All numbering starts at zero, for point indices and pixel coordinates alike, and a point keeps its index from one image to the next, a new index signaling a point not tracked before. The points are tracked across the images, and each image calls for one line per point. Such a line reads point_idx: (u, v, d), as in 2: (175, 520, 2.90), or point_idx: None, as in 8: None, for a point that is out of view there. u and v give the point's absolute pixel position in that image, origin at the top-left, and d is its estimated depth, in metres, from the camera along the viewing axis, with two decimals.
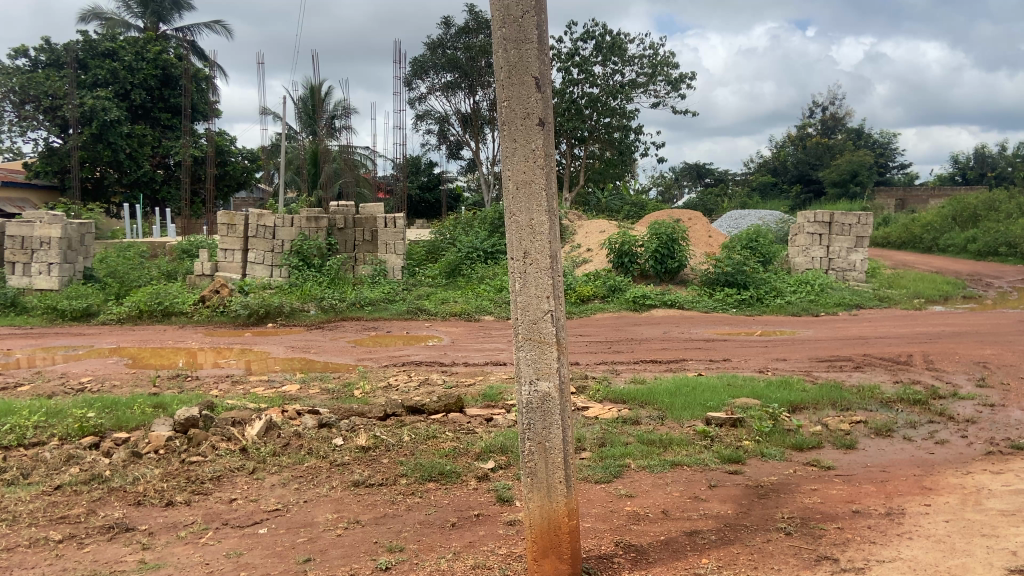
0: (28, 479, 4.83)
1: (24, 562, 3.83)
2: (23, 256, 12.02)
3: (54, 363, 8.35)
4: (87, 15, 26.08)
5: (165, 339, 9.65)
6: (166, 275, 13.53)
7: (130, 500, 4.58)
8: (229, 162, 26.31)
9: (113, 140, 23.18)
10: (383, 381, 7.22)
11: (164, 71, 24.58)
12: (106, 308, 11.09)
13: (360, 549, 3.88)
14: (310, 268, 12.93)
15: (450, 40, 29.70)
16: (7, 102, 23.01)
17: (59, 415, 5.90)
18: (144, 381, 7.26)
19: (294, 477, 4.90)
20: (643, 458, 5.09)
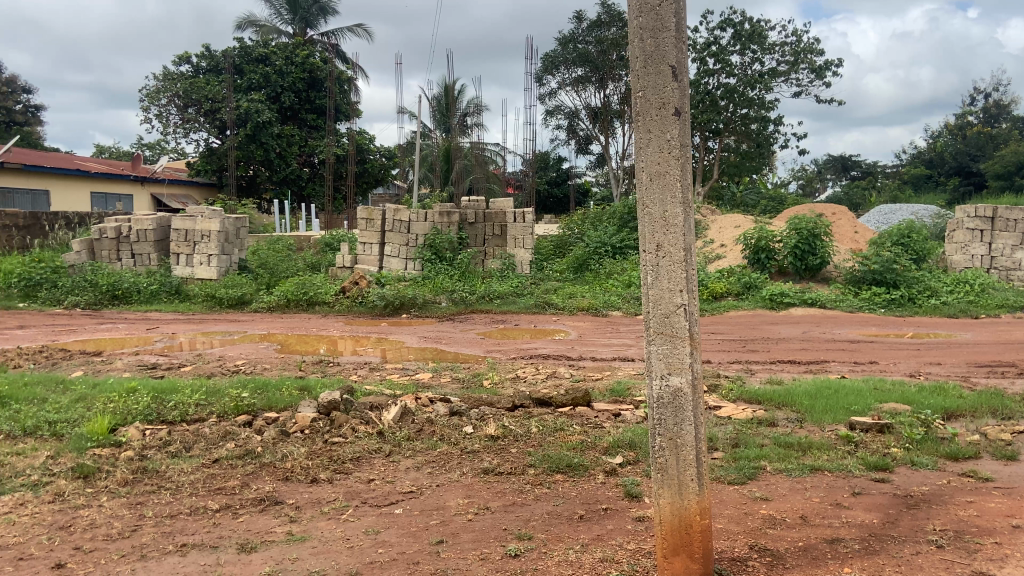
0: (189, 452, 5.27)
1: (186, 528, 4.18)
2: (185, 248, 13.05)
3: (210, 347, 9.04)
4: (243, 23, 27.99)
5: (309, 327, 10.24)
6: (310, 266, 14.30)
7: (278, 475, 4.89)
8: (368, 160, 27.49)
9: (264, 140, 24.85)
10: (511, 373, 7.32)
11: (311, 74, 25.99)
12: (257, 297, 11.88)
13: (490, 535, 3.96)
14: (442, 262, 13.30)
15: (582, 35, 29.65)
16: (173, 105, 25.36)
17: (215, 394, 6.40)
18: (291, 366, 7.75)
19: (427, 462, 5.07)
20: (780, 461, 4.89)
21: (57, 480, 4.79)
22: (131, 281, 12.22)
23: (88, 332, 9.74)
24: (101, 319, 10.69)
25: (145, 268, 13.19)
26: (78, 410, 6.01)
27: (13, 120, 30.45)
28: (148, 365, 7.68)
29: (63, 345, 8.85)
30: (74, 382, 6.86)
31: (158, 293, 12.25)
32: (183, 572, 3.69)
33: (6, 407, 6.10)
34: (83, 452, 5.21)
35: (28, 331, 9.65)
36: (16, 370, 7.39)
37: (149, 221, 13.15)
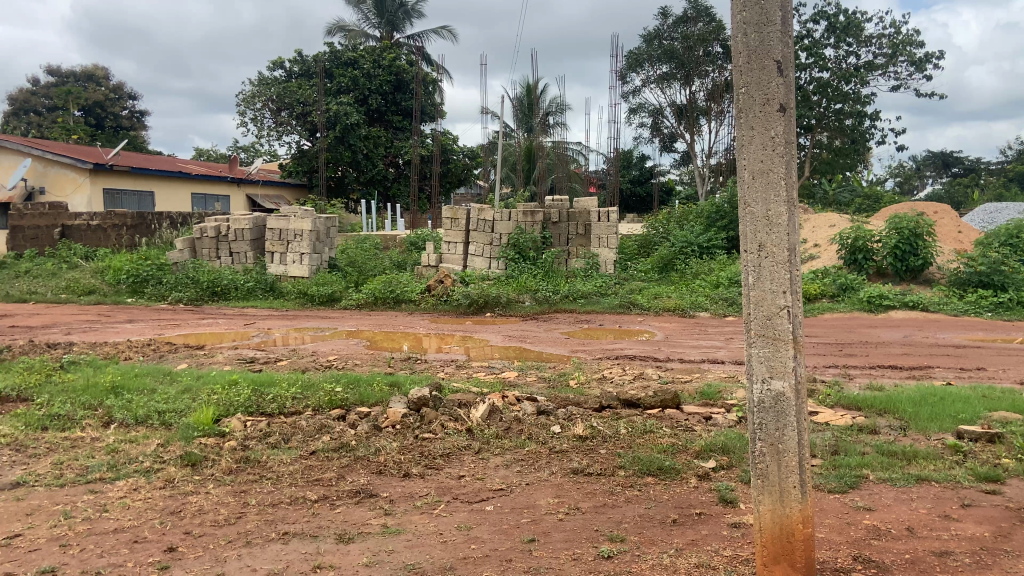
0: (288, 444, 5.47)
1: (287, 517, 4.34)
2: (280, 247, 13.53)
3: (304, 342, 9.35)
4: (333, 29, 28.77)
5: (397, 324, 10.44)
6: (397, 265, 14.57)
7: (372, 468, 5.01)
8: (452, 160, 27.87)
9: (353, 142, 25.57)
10: (598, 373, 7.27)
11: (397, 76, 26.46)
12: (347, 295, 12.21)
13: (582, 535, 3.96)
14: (525, 261, 13.35)
15: (668, 31, 29.20)
16: (267, 109, 26.33)
17: (311, 388, 6.61)
18: (381, 362, 7.92)
19: (516, 460, 5.10)
20: (884, 470, 4.69)
21: (167, 467, 5.06)
22: (229, 278, 12.77)
23: (191, 327, 10.24)
24: (202, 314, 11.23)
25: (242, 266, 13.74)
26: (184, 400, 6.32)
27: (121, 125, 32.29)
28: (247, 359, 8.01)
29: (168, 338, 9.33)
30: (180, 374, 7.22)
31: (254, 290, 12.76)
32: (285, 559, 3.84)
33: (119, 396, 6.48)
34: (191, 441, 5.48)
35: (137, 325, 10.23)
36: (127, 361, 7.84)
37: (246, 221, 13.71)
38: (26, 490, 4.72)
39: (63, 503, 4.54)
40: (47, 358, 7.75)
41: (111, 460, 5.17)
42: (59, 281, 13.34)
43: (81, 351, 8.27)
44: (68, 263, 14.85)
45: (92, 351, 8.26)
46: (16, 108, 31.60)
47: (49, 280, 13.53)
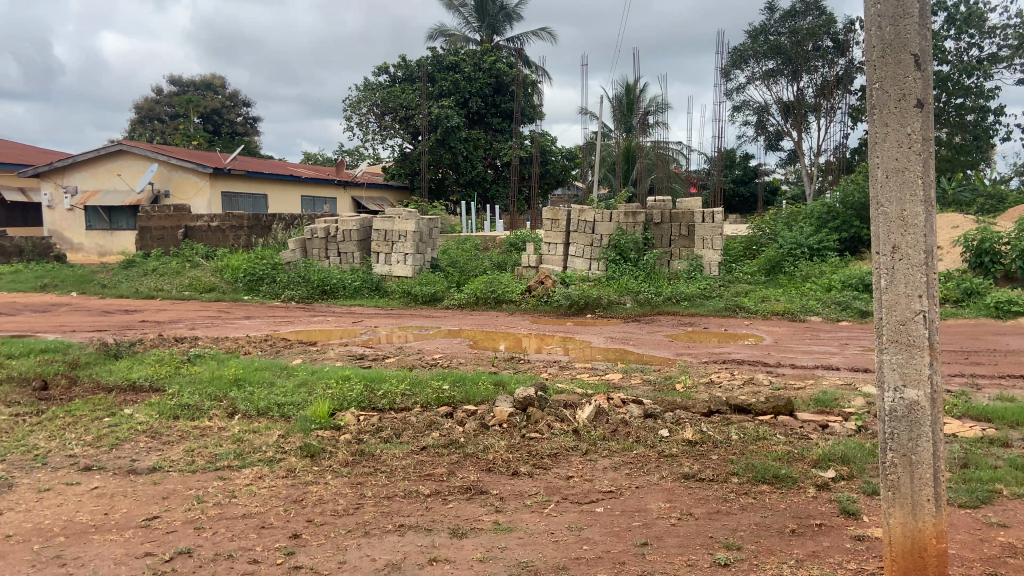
0: (400, 438, 5.63)
1: (402, 510, 4.47)
2: (385, 247, 13.92)
3: (409, 340, 9.58)
4: (435, 33, 29.36)
5: (499, 324, 10.54)
6: (497, 265, 14.73)
7: (481, 466, 5.09)
8: (550, 161, 27.98)
9: (453, 145, 26.06)
10: (705, 377, 7.12)
11: (497, 78, 26.75)
12: (448, 295, 12.44)
13: (696, 541, 3.89)
14: (627, 262, 13.24)
15: (775, 26, 28.32)
16: (372, 114, 27.13)
17: (419, 384, 6.78)
18: (485, 361, 8.03)
19: (624, 463, 5.06)
20: (1020, 485, 4.39)
21: (288, 457, 5.30)
22: (337, 278, 13.25)
23: (303, 324, 10.68)
24: (313, 312, 11.68)
25: (350, 266, 14.24)
26: (301, 394, 6.61)
27: (236, 131, 34.03)
28: (357, 356, 8.30)
29: (282, 334, 9.76)
30: (296, 368, 7.55)
31: (360, 289, 13.19)
32: (402, 551, 3.95)
33: (241, 388, 6.85)
34: (309, 433, 5.73)
35: (254, 322, 10.74)
36: (247, 355, 8.27)
37: (354, 222, 14.18)
38: (162, 475, 5.04)
39: (195, 488, 4.82)
40: (175, 351, 8.28)
41: (237, 448, 5.46)
42: (181, 279, 14.16)
43: (205, 345, 8.77)
44: (190, 262, 15.77)
45: (215, 345, 8.75)
46: (142, 116, 33.83)
47: (173, 278, 14.38)
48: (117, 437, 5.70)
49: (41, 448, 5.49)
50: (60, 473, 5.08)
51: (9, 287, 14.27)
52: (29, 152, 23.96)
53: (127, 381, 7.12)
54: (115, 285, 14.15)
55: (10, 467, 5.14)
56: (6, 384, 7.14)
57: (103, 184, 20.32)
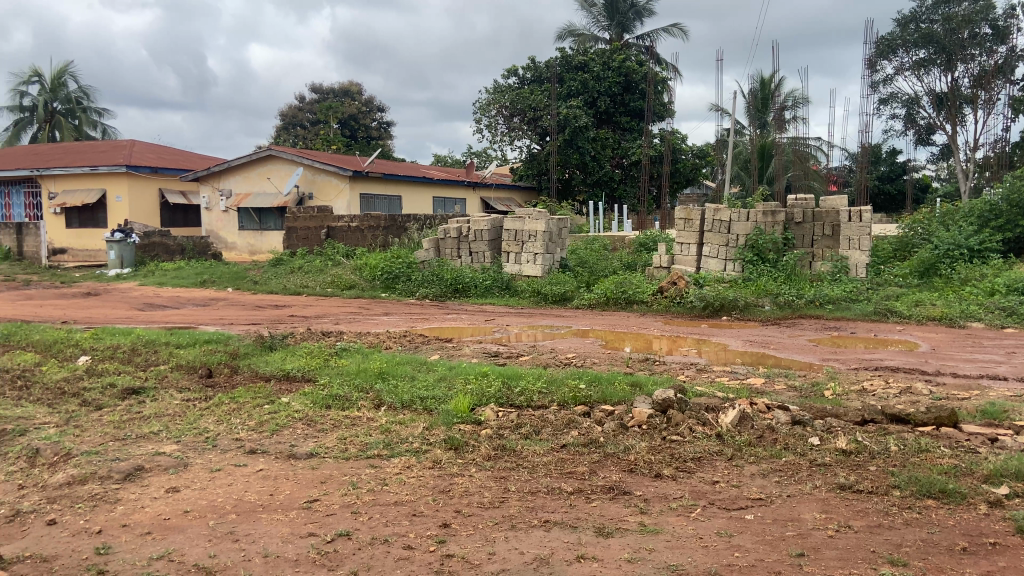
0: (540, 435, 5.69)
1: (546, 506, 4.52)
2: (515, 247, 14.15)
3: (541, 339, 9.67)
4: (564, 34, 29.47)
5: (631, 325, 10.46)
6: (627, 266, 14.61)
7: (623, 467, 5.07)
8: (681, 160, 27.47)
9: (581, 144, 26.16)
10: (856, 385, 6.76)
11: (626, 77, 26.55)
12: (578, 295, 12.48)
13: (857, 555, 3.72)
14: (765, 264, 12.82)
15: (926, 13, 26.56)
16: (501, 115, 27.59)
17: (555, 383, 6.83)
18: (619, 362, 7.98)
19: (773, 470, 4.90)
20: None
21: (433, 449, 5.49)
22: (470, 277, 13.56)
23: (438, 321, 11.02)
24: (447, 310, 12.02)
25: (481, 265, 14.56)
26: (442, 388, 6.83)
27: (371, 135, 35.53)
28: (491, 353, 8.46)
29: (419, 331, 10.10)
30: (435, 364, 7.80)
31: (491, 288, 13.44)
32: (549, 546, 3.99)
33: (385, 380, 7.16)
34: (451, 426, 5.91)
35: (392, 318, 11.18)
36: (388, 350, 8.63)
37: (485, 222, 14.46)
38: (318, 461, 5.34)
39: (349, 474, 5.08)
40: (323, 345, 8.76)
41: (385, 439, 5.71)
42: (324, 277, 14.94)
43: (350, 339, 9.21)
44: (332, 261, 16.60)
45: (359, 340, 9.18)
46: (286, 123, 35.94)
47: (316, 276, 15.19)
48: (277, 424, 6.10)
49: (211, 431, 5.94)
50: (229, 455, 5.48)
51: (174, 283, 15.53)
52: (189, 158, 26.00)
53: (282, 372, 7.60)
54: (265, 281, 15.12)
55: (185, 448, 5.60)
56: (176, 371, 7.78)
57: (254, 187, 21.71)
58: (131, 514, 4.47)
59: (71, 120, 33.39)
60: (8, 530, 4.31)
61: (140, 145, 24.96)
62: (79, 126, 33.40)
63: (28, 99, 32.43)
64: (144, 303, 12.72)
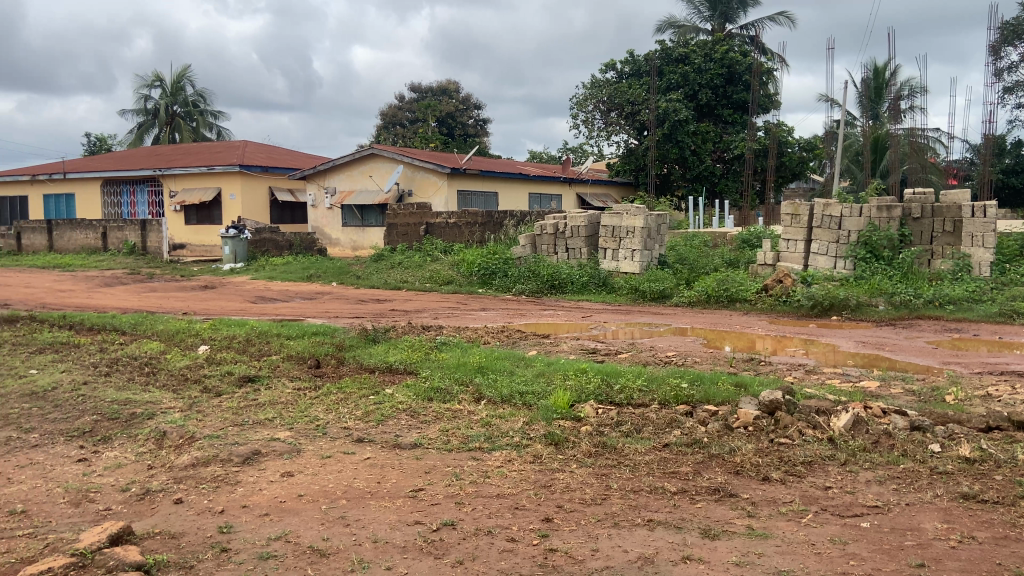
0: (641, 434, 5.63)
1: (649, 505, 4.47)
2: (612, 243, 14.07)
3: (639, 337, 9.56)
4: (664, 26, 28.99)
5: (734, 324, 10.20)
6: (728, 263, 14.27)
7: (729, 468, 4.95)
8: (786, 153, 26.55)
9: (681, 139, 25.72)
10: (980, 391, 6.34)
11: (729, 69, 25.90)
12: (678, 292, 12.27)
13: (983, 567, 3.51)
14: (879, 261, 12.25)
15: None
16: (598, 110, 27.46)
17: (656, 381, 6.74)
18: (722, 361, 7.80)
19: (889, 477, 4.68)
20: None
21: (534, 444, 5.52)
22: (566, 273, 13.54)
23: (535, 316, 11.07)
24: (544, 305, 12.08)
25: (577, 262, 14.54)
26: (542, 383, 6.87)
27: (468, 133, 36.02)
28: (590, 350, 8.42)
29: (517, 326, 10.20)
30: (533, 359, 7.84)
31: (588, 285, 13.38)
32: (654, 546, 3.95)
33: (485, 374, 7.26)
34: (551, 422, 5.92)
35: (490, 313, 11.32)
36: (487, 344, 8.73)
37: (582, 219, 14.41)
38: (422, 451, 5.47)
39: (452, 466, 5.18)
40: (424, 338, 8.95)
41: (486, 432, 5.78)
42: (424, 273, 15.26)
43: (450, 333, 9.39)
44: (431, 257, 16.94)
45: (458, 334, 9.33)
46: (387, 122, 36.92)
47: (416, 271, 15.54)
48: (382, 414, 6.28)
49: (321, 420, 6.18)
50: (338, 442, 5.68)
51: (283, 277, 16.23)
52: (296, 157, 27.10)
53: (386, 364, 7.81)
54: (367, 277, 15.58)
55: (297, 435, 5.85)
56: (287, 361, 8.13)
57: (357, 184, 22.40)
58: (250, 496, 4.71)
59: (190, 123, 35.41)
60: (140, 506, 4.62)
61: (251, 146, 26.21)
62: (196, 128, 35.39)
63: (151, 103, 34.59)
64: (256, 296, 13.36)
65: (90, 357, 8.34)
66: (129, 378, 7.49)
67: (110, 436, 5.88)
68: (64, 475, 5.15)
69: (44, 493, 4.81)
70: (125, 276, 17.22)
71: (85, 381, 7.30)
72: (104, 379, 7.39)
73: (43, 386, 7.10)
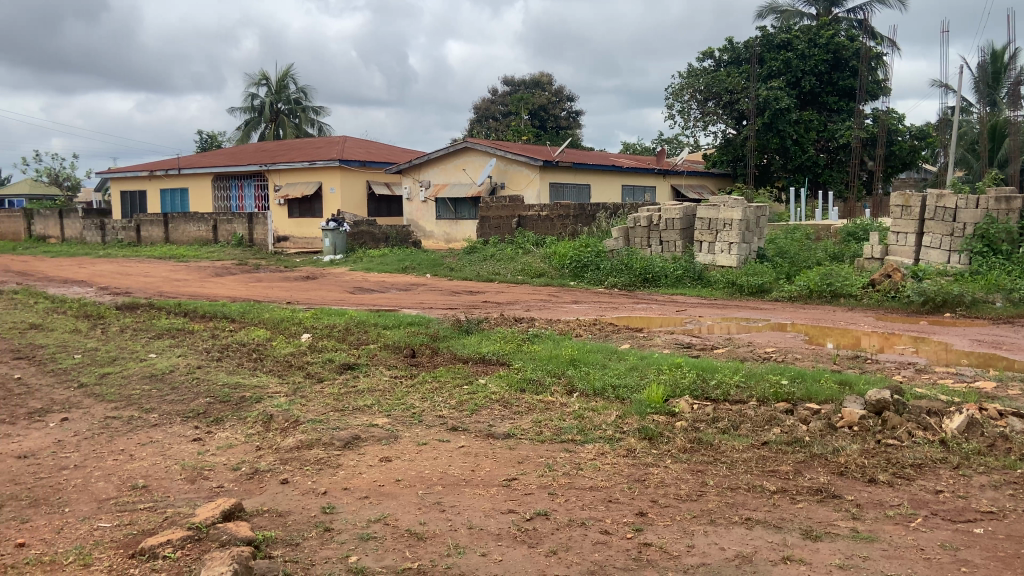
0: (739, 431, 5.50)
1: (747, 503, 4.37)
2: (708, 236, 13.78)
3: (736, 332, 9.32)
4: (765, 11, 28.08)
5: (837, 320, 9.81)
6: (832, 257, 13.73)
7: (832, 469, 4.77)
8: (895, 142, 25.26)
9: (782, 128, 24.85)
10: None
11: (835, 54, 24.89)
12: (778, 287, 11.89)
13: None
14: (997, 255, 11.48)
15: None
16: (695, 100, 26.90)
17: (754, 377, 6.56)
18: (825, 358, 7.52)
19: (1007, 483, 4.42)
20: None
21: (627, 437, 5.48)
22: (660, 267, 13.37)
23: (628, 310, 10.97)
24: (637, 299, 11.95)
25: (672, 255, 14.31)
26: (635, 377, 6.81)
27: (560, 125, 35.97)
28: (684, 344, 8.28)
29: (609, 319, 10.14)
30: (626, 353, 7.77)
31: (682, 278, 13.15)
32: (752, 544, 3.86)
33: (578, 367, 7.25)
34: (645, 416, 5.87)
35: (582, 306, 11.29)
36: (579, 337, 8.73)
37: (677, 211, 14.18)
38: (515, 441, 5.53)
39: (545, 457, 5.21)
40: (516, 330, 9.02)
41: (579, 424, 5.78)
42: (516, 265, 15.37)
43: (543, 326, 9.44)
44: (523, 249, 17.04)
45: (550, 327, 9.36)
46: (480, 116, 37.31)
47: (509, 264, 15.67)
48: (476, 404, 6.38)
49: (417, 407, 6.34)
50: (434, 430, 5.81)
51: (380, 269, 16.69)
52: (392, 151, 27.78)
53: (478, 355, 7.93)
54: (461, 269, 15.80)
55: (394, 421, 6.02)
56: (384, 349, 8.37)
57: (450, 178, 22.74)
58: (350, 479, 4.88)
59: (293, 120, 36.83)
60: (250, 485, 4.87)
61: (350, 141, 27.05)
62: (299, 125, 36.79)
63: (258, 101, 36.18)
64: (355, 287, 13.80)
65: (203, 342, 8.83)
66: (238, 363, 7.89)
67: (223, 417, 6.22)
68: (182, 453, 5.48)
69: (164, 469, 5.15)
70: (233, 267, 18.10)
71: (199, 365, 7.75)
72: (216, 364, 7.82)
73: (161, 369, 7.59)
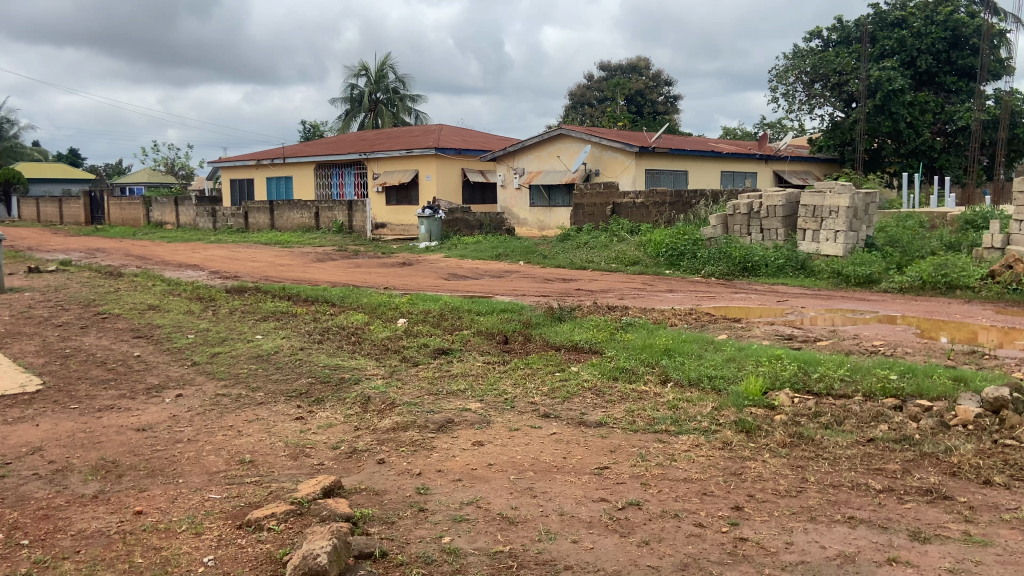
0: (842, 427, 5.27)
1: (851, 502, 4.18)
2: (813, 224, 13.27)
3: (841, 323, 8.94)
4: None
5: (952, 312, 9.26)
6: (948, 246, 12.93)
7: (943, 469, 4.51)
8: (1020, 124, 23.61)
9: (895, 110, 23.53)
10: None
11: (954, 32, 23.45)
12: (888, 277, 11.34)
13: None
14: None
15: None
16: (800, 82, 25.86)
17: (860, 371, 6.26)
18: (938, 353, 7.09)
19: None
20: None
21: (723, 430, 5.34)
22: (760, 255, 12.96)
23: (726, 299, 10.69)
24: (735, 288, 11.65)
25: (772, 243, 13.83)
26: (733, 368, 6.62)
27: (657, 111, 35.33)
28: (785, 336, 7.98)
29: (705, 309, 9.92)
30: (723, 343, 7.57)
31: (784, 267, 12.71)
32: (855, 544, 3.69)
33: (672, 357, 7.11)
34: (742, 408, 5.70)
35: (678, 295, 11.07)
36: (674, 327, 8.57)
37: (779, 198, 13.68)
38: (607, 430, 5.48)
39: (638, 446, 5.15)
40: (609, 318, 8.95)
41: (673, 415, 5.68)
42: (610, 253, 15.24)
43: (637, 314, 9.32)
44: (617, 237, 16.86)
45: (644, 315, 9.24)
46: (575, 102, 37.09)
47: (602, 251, 15.54)
48: (568, 391, 6.37)
49: (509, 393, 6.38)
50: (526, 416, 5.84)
51: (474, 255, 16.87)
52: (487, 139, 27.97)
53: (571, 343, 7.90)
54: (554, 256, 15.78)
55: (487, 407, 6.08)
56: (478, 335, 8.46)
57: (545, 165, 22.70)
58: (444, 461, 4.97)
59: (391, 109, 37.64)
60: (348, 463, 5.03)
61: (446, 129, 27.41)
62: (397, 113, 37.55)
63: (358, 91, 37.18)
64: (449, 273, 14.00)
65: (305, 325, 9.18)
66: (338, 345, 8.17)
67: (323, 398, 6.45)
68: (285, 430, 5.72)
69: (269, 446, 5.39)
70: (334, 253, 18.69)
71: (301, 347, 8.06)
72: (317, 346, 8.11)
73: (267, 350, 7.94)
